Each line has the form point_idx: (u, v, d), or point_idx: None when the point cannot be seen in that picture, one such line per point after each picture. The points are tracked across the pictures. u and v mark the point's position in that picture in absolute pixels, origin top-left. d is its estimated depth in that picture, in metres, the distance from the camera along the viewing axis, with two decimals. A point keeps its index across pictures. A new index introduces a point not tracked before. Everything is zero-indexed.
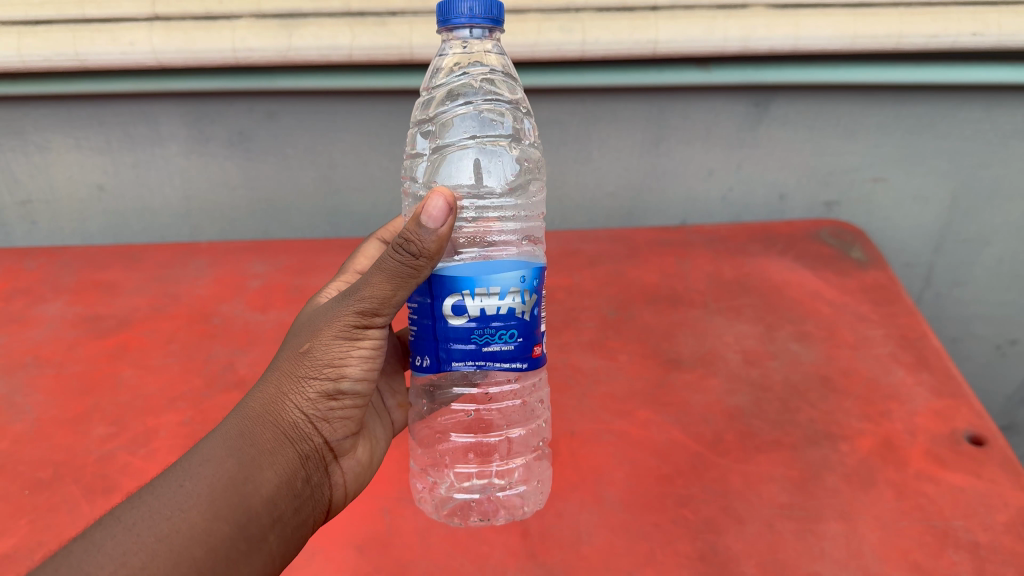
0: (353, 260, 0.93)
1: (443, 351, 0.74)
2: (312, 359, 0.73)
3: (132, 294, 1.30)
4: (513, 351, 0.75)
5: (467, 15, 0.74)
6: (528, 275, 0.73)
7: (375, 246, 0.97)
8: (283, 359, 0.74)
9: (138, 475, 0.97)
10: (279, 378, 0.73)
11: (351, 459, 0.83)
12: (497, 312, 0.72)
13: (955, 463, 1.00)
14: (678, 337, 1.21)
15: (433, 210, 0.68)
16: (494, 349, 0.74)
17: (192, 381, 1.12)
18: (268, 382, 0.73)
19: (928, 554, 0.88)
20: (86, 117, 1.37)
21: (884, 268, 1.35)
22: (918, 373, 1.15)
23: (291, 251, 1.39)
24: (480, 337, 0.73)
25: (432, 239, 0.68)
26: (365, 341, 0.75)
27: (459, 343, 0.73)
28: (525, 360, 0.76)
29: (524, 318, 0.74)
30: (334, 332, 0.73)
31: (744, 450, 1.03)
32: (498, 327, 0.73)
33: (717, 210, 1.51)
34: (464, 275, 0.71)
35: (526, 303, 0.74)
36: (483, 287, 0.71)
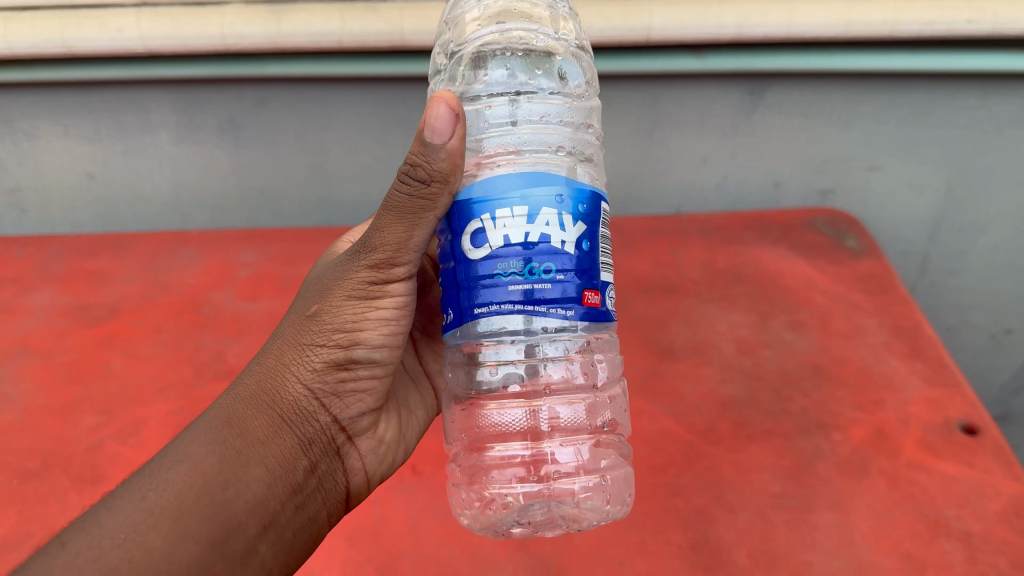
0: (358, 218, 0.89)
1: (466, 297, 0.67)
2: (315, 327, 0.72)
3: (122, 283, 1.29)
4: (554, 292, 0.65)
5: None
6: (563, 195, 0.65)
7: None
8: (288, 326, 0.74)
9: (127, 465, 0.97)
10: (282, 350, 0.72)
11: (376, 435, 0.80)
12: (524, 240, 0.64)
13: (948, 452, 1.00)
14: (672, 326, 1.20)
15: (436, 120, 0.64)
16: (528, 289, 0.64)
17: (182, 370, 1.12)
18: (270, 356, 0.73)
19: (920, 543, 0.89)
20: (75, 105, 1.35)
21: (879, 256, 1.35)
22: (912, 363, 1.15)
23: (282, 239, 1.38)
24: (508, 271, 0.65)
25: (440, 156, 0.65)
26: (379, 303, 0.73)
27: (482, 283, 0.65)
28: (570, 305, 0.65)
29: (564, 251, 0.65)
30: (341, 294, 0.72)
31: (737, 439, 1.02)
32: (529, 259, 0.64)
33: (711, 198, 1.50)
34: (479, 197, 0.65)
35: (567, 233, 0.65)
36: (505, 208, 0.65)
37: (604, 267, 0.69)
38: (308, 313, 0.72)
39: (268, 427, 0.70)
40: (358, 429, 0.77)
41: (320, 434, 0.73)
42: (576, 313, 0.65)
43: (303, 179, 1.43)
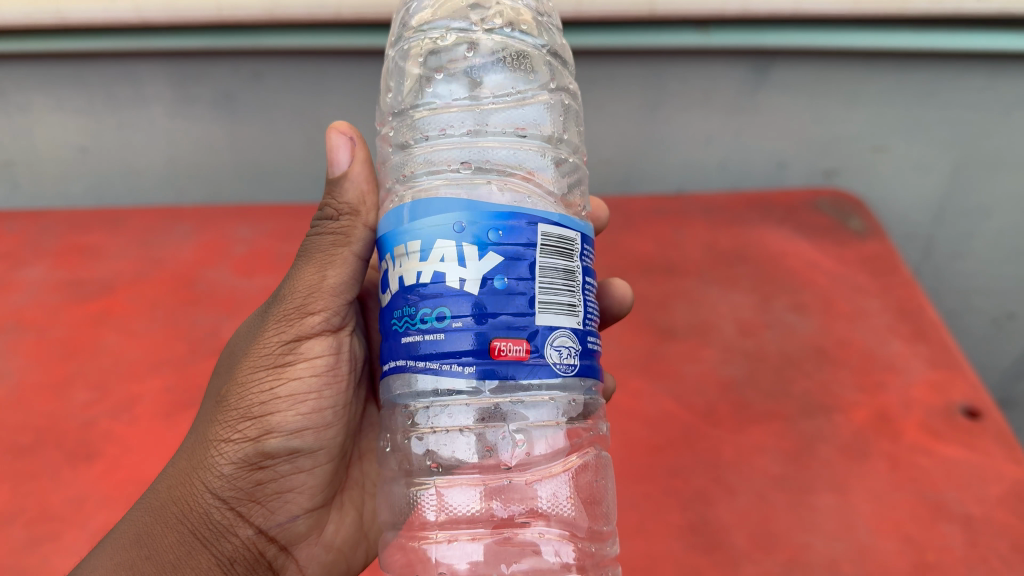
0: None
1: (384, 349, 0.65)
2: (223, 415, 0.73)
3: (115, 258, 1.27)
4: (445, 342, 0.60)
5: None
6: (462, 225, 0.61)
7: None
8: (202, 420, 0.75)
9: (123, 443, 0.98)
10: (195, 445, 0.73)
11: (319, 539, 0.80)
12: (417, 279, 0.62)
13: (950, 435, 1.00)
14: (672, 307, 1.19)
15: (336, 150, 0.75)
16: (420, 338, 0.61)
17: (176, 346, 1.11)
18: (183, 453, 0.74)
19: (920, 526, 0.90)
20: (68, 77, 1.33)
21: (883, 238, 1.33)
22: (915, 346, 1.13)
23: (279, 215, 1.35)
24: (406, 320, 0.63)
25: (343, 186, 0.74)
26: (288, 370, 0.74)
27: (390, 332, 0.64)
28: (465, 356, 0.60)
29: (465, 289, 0.61)
30: (247, 373, 0.73)
31: (737, 421, 1.02)
32: (423, 302, 0.62)
33: (715, 177, 1.47)
34: (386, 232, 0.65)
35: (468, 268, 0.60)
36: (404, 244, 0.63)
37: (545, 311, 0.62)
38: (219, 401, 0.74)
39: (184, 536, 0.70)
40: (290, 536, 0.78)
41: (243, 548, 0.74)
42: (475, 365, 0.59)
43: (300, 156, 1.41)
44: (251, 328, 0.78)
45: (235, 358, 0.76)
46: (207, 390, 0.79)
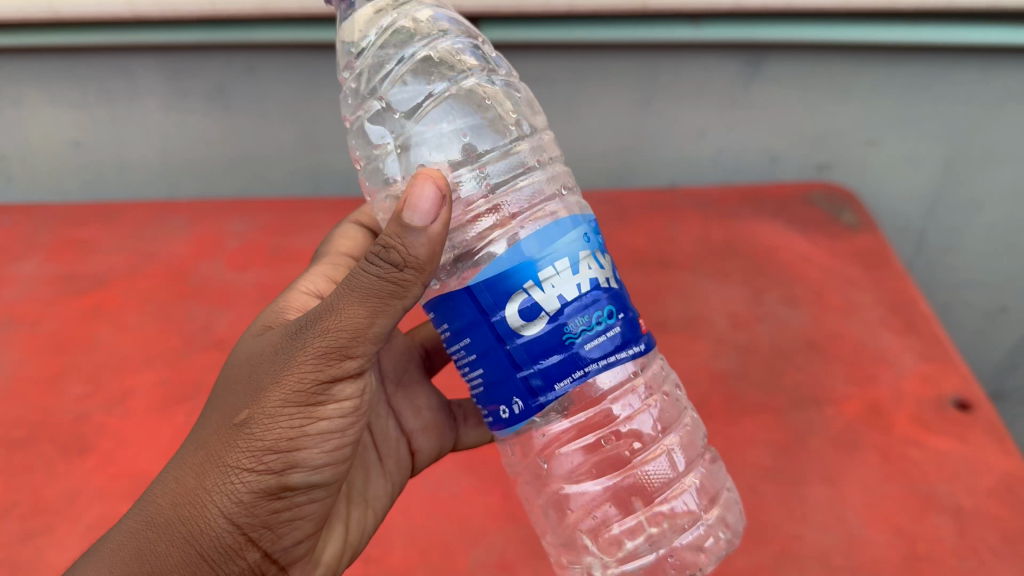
0: (333, 245, 0.90)
1: (536, 374, 0.62)
2: (243, 443, 0.64)
3: (109, 252, 1.27)
4: (620, 332, 0.64)
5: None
6: (586, 233, 0.65)
7: (353, 230, 0.93)
8: (213, 433, 0.65)
9: (117, 437, 0.98)
10: (204, 464, 0.64)
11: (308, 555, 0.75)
12: (579, 292, 0.63)
13: (941, 427, 1.01)
14: (665, 300, 1.19)
15: (419, 200, 0.61)
16: (598, 343, 0.63)
17: (170, 340, 1.11)
18: (190, 467, 0.65)
19: (911, 518, 0.91)
20: (62, 71, 1.31)
21: (875, 232, 1.33)
22: (907, 338, 1.14)
23: (272, 210, 1.35)
24: (574, 335, 0.62)
25: (412, 237, 0.61)
26: (318, 408, 0.65)
27: (548, 356, 0.62)
28: (634, 341, 0.65)
29: (608, 287, 0.65)
30: (273, 406, 0.64)
31: (730, 413, 1.03)
32: (585, 314, 0.63)
33: (708, 169, 1.49)
34: (515, 264, 0.61)
35: (602, 268, 0.65)
36: (550, 267, 0.62)
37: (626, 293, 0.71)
38: (237, 422, 0.64)
39: (191, 558, 0.63)
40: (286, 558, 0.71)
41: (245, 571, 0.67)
42: (641, 345, 0.66)
43: (293, 150, 1.41)
44: (276, 339, 0.67)
45: (257, 372, 0.66)
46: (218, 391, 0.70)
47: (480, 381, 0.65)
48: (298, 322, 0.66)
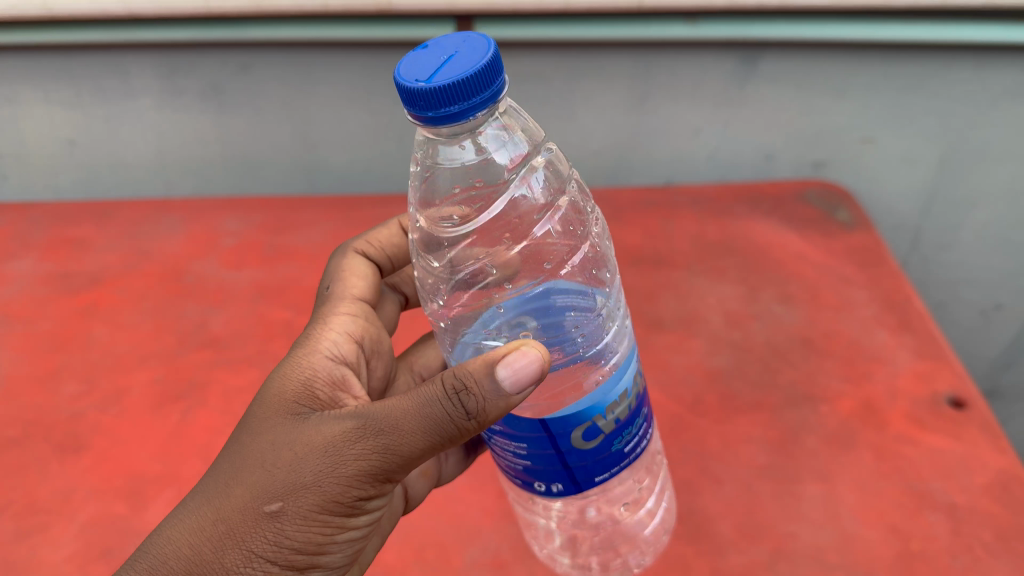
0: (347, 285, 0.89)
1: (581, 469, 0.68)
2: (270, 534, 0.63)
3: (103, 251, 1.27)
4: (643, 426, 0.72)
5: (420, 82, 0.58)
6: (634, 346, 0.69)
7: (358, 262, 0.93)
8: (235, 502, 0.64)
9: (112, 435, 0.98)
10: (221, 538, 0.63)
11: None
12: (631, 408, 0.68)
13: (935, 425, 1.01)
14: (660, 298, 1.19)
15: (516, 370, 0.62)
16: (632, 444, 0.70)
17: (165, 338, 1.11)
18: (203, 533, 0.63)
19: (905, 515, 0.91)
20: (55, 69, 1.30)
21: (870, 230, 1.33)
22: (901, 336, 1.14)
23: (267, 208, 1.35)
24: (620, 443, 0.68)
25: (493, 395, 0.62)
26: (351, 511, 0.67)
27: (598, 462, 0.68)
28: (648, 427, 0.74)
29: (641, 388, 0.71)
30: (309, 507, 0.64)
31: (724, 411, 1.04)
32: (630, 424, 0.69)
33: (703, 168, 1.48)
34: (591, 404, 0.64)
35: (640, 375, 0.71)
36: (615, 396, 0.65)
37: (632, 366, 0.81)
38: (267, 506, 0.63)
39: None
40: None
41: None
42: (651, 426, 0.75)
43: (289, 148, 1.41)
44: (323, 428, 0.66)
45: (297, 453, 0.65)
46: (238, 449, 0.67)
47: (523, 465, 0.69)
48: (352, 419, 0.65)
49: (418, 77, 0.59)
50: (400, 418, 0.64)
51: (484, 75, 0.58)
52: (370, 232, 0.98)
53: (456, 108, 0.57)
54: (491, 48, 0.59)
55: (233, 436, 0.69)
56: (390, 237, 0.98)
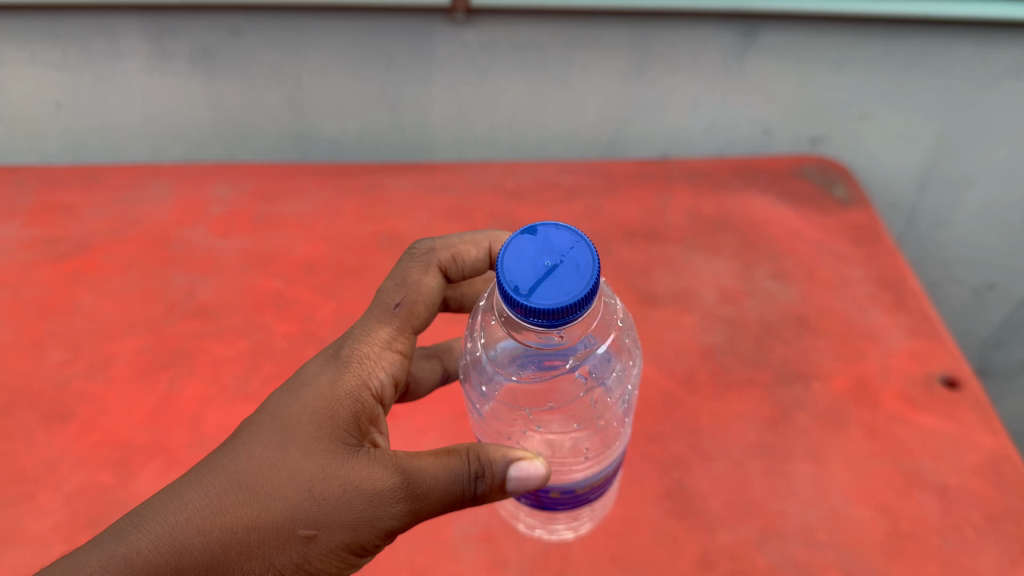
0: (412, 301, 0.79)
1: (552, 500, 0.75)
2: (297, 554, 0.63)
3: (91, 216, 1.25)
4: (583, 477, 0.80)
5: (516, 287, 0.61)
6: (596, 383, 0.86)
7: (429, 281, 0.81)
8: (273, 516, 0.62)
9: (98, 404, 0.97)
10: (251, 552, 0.61)
11: None
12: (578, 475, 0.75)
13: (927, 405, 1.03)
14: (655, 273, 1.18)
15: (529, 478, 0.67)
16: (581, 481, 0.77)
17: (152, 307, 1.10)
18: (234, 540, 0.61)
19: (896, 495, 0.93)
20: (40, 30, 1.25)
21: (867, 207, 1.32)
22: (895, 315, 1.14)
23: (257, 175, 1.33)
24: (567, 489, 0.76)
25: (511, 485, 0.67)
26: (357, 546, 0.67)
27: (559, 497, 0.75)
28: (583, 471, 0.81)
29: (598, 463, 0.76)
30: (336, 543, 0.64)
31: (716, 388, 1.03)
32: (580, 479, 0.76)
33: (700, 142, 1.46)
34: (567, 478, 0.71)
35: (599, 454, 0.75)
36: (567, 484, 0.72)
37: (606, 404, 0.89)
38: (302, 530, 0.63)
39: None
40: None
41: None
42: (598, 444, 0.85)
43: (279, 112, 1.39)
44: (369, 468, 0.65)
45: (342, 490, 0.64)
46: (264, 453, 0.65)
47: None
48: (398, 473, 0.66)
49: (519, 279, 0.61)
50: (434, 487, 0.65)
51: (582, 302, 0.60)
52: (454, 243, 0.85)
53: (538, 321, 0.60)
54: (593, 273, 0.61)
55: (270, 434, 0.66)
56: (476, 258, 0.86)
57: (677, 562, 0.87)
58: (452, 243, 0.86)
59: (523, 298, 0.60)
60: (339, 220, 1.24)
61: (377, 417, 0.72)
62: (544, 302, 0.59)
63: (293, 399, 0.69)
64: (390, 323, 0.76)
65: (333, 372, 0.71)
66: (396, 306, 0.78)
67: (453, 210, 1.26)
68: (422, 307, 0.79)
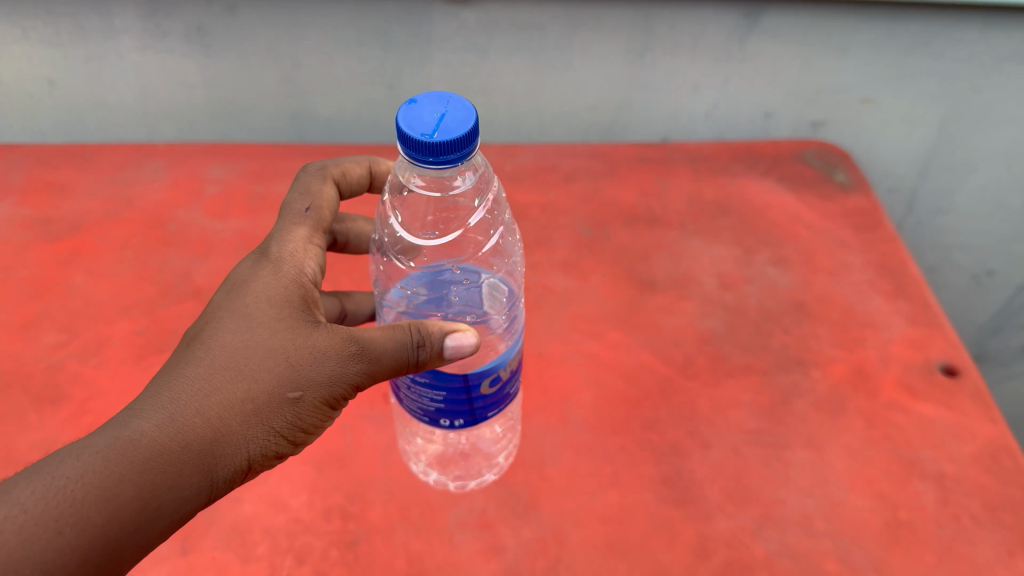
0: (319, 208, 0.86)
1: (479, 407, 0.83)
2: (284, 414, 0.68)
3: (84, 196, 1.23)
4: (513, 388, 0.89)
5: (424, 134, 0.65)
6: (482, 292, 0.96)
7: (330, 190, 0.88)
8: (256, 383, 0.67)
9: (92, 387, 0.96)
10: (245, 422, 0.66)
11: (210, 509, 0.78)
12: (511, 369, 0.85)
13: (926, 393, 1.02)
14: (654, 259, 1.17)
15: (462, 344, 0.74)
16: (509, 380, 0.86)
17: (146, 289, 1.09)
18: (224, 412, 0.65)
19: (894, 483, 0.93)
20: (33, 6, 1.23)
21: (868, 192, 1.31)
22: (895, 302, 1.13)
23: (252, 155, 1.32)
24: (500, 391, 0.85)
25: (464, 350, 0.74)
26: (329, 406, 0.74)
27: (492, 400, 0.84)
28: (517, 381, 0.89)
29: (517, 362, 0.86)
30: (308, 402, 0.70)
31: (714, 374, 1.03)
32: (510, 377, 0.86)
33: (701, 126, 1.45)
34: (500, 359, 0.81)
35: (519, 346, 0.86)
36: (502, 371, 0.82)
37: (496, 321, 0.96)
38: (285, 393, 0.68)
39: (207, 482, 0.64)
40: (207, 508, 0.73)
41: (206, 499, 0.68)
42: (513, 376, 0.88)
43: (275, 92, 1.37)
44: (329, 335, 0.71)
45: (312, 354, 0.70)
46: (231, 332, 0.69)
47: (436, 405, 0.82)
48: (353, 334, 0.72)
49: (420, 130, 0.65)
50: (390, 351, 0.72)
51: (474, 135, 0.67)
52: (342, 162, 0.93)
53: (453, 156, 0.65)
54: (476, 114, 0.68)
55: (230, 321, 0.70)
56: (358, 176, 0.95)
57: (675, 550, 0.86)
58: (338, 163, 0.93)
59: (433, 138, 0.64)
60: None
61: (316, 300, 0.78)
62: (447, 137, 0.65)
63: (239, 293, 0.72)
64: (304, 226, 0.82)
65: (267, 268, 0.75)
66: (308, 211, 0.84)
67: None
68: (325, 212, 0.86)
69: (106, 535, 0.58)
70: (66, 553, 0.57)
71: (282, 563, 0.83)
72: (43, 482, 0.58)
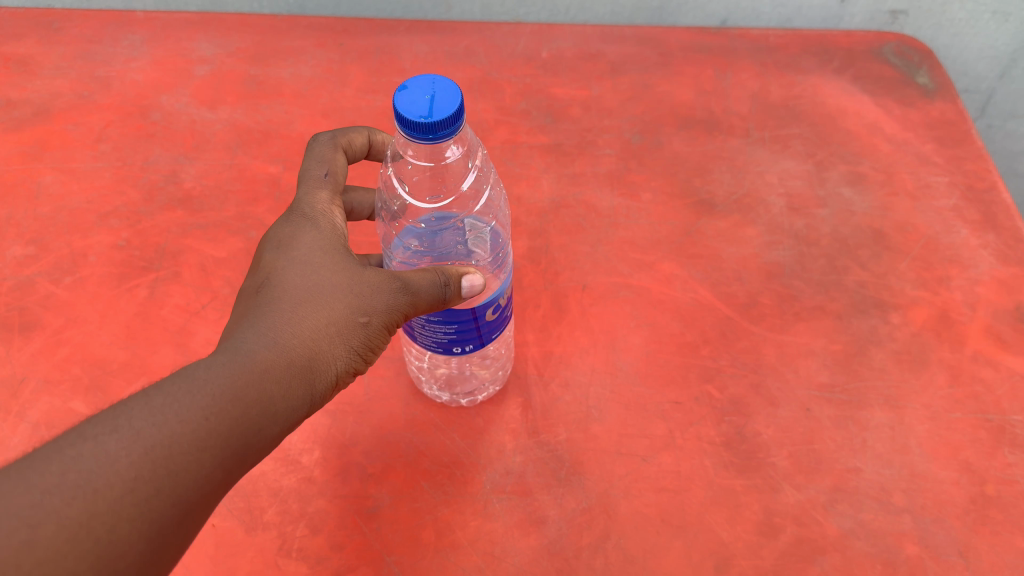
0: (337, 164, 0.70)
1: (489, 329, 0.67)
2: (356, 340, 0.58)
3: (52, 75, 1.06)
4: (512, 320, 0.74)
5: (422, 113, 0.52)
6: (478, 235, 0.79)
7: (339, 159, 0.71)
8: (331, 307, 0.57)
9: (65, 313, 0.83)
10: (327, 345, 0.56)
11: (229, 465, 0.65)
12: (509, 294, 0.69)
13: (1017, 345, 0.88)
14: (713, 174, 1.03)
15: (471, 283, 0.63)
16: (506, 300, 0.70)
17: (126, 192, 0.94)
18: (312, 333, 0.55)
19: (981, 453, 0.80)
20: None
21: (953, 99, 1.15)
22: (984, 235, 0.98)
23: (248, 29, 1.15)
24: (503, 313, 0.69)
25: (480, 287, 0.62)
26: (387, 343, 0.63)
27: (495, 329, 0.68)
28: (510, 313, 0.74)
29: (511, 288, 0.70)
30: (387, 329, 0.60)
31: (782, 317, 0.90)
32: (509, 298, 0.70)
33: (766, 11, 1.24)
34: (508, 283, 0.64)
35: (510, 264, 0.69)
36: (504, 296, 0.66)
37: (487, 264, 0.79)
38: (362, 318, 0.57)
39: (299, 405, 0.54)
40: None
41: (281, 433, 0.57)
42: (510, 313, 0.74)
43: None
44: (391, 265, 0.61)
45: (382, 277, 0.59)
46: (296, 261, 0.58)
47: (444, 336, 0.65)
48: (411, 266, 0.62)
49: (415, 108, 0.52)
50: (437, 284, 0.59)
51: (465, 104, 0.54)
52: (344, 129, 0.74)
53: (453, 129, 0.53)
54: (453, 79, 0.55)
55: (291, 252, 0.59)
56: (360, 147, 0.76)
57: (738, 526, 0.75)
58: (339, 131, 0.74)
59: (436, 116, 0.52)
60: (344, 88, 1.07)
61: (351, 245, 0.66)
62: (447, 112, 0.52)
63: (287, 239, 0.60)
64: (326, 187, 0.67)
65: (307, 217, 0.62)
66: (326, 175, 0.68)
67: (479, 87, 1.11)
68: (341, 178, 0.70)
69: (228, 450, 0.48)
70: (200, 457, 0.47)
71: (293, 533, 0.73)
72: (173, 379, 0.49)
